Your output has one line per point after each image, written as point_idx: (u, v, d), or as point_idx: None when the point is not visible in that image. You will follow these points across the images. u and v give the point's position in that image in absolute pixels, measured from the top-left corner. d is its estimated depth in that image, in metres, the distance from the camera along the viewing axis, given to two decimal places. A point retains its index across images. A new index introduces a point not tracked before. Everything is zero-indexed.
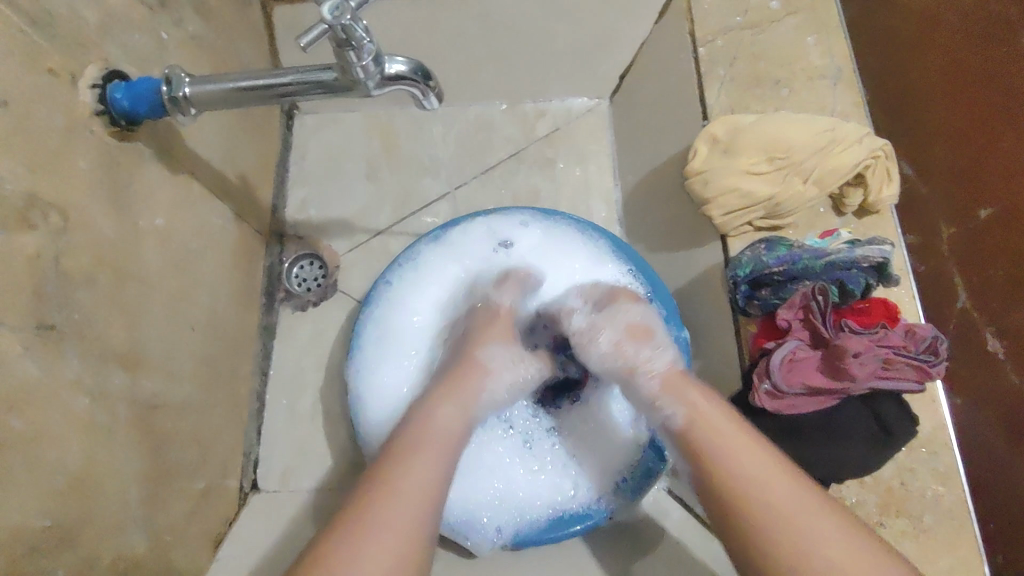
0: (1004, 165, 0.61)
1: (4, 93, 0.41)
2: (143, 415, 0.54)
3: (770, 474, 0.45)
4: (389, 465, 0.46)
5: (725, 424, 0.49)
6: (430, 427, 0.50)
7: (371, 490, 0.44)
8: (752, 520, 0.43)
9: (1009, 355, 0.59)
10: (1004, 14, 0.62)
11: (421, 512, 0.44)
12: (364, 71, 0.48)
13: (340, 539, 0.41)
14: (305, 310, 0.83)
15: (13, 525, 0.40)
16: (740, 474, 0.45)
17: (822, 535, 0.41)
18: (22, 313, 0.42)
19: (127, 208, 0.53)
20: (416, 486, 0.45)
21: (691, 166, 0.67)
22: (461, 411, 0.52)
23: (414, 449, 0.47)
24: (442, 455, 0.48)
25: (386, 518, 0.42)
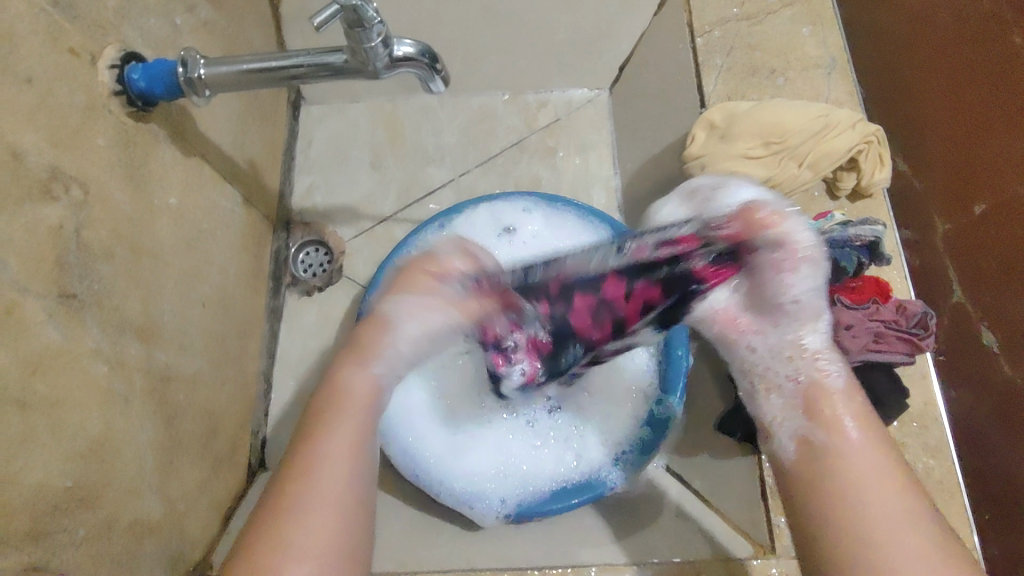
0: (994, 158, 0.64)
1: (29, 71, 0.42)
2: (156, 386, 0.56)
3: (881, 481, 0.41)
4: (310, 433, 0.39)
5: (846, 412, 0.45)
6: (343, 397, 0.41)
7: (296, 465, 0.38)
8: (850, 511, 0.40)
9: (1003, 344, 0.62)
10: (998, 12, 0.64)
11: (343, 493, 0.37)
12: (374, 52, 0.50)
13: (267, 524, 0.36)
14: (311, 295, 0.85)
15: (37, 483, 0.42)
16: (844, 466, 0.42)
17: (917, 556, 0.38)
18: (46, 282, 0.43)
19: (142, 186, 0.54)
20: (333, 460, 0.38)
21: (689, 152, 0.69)
22: (382, 374, 0.43)
23: (331, 420, 0.39)
24: (362, 423, 0.40)
25: (295, 517, 0.36)
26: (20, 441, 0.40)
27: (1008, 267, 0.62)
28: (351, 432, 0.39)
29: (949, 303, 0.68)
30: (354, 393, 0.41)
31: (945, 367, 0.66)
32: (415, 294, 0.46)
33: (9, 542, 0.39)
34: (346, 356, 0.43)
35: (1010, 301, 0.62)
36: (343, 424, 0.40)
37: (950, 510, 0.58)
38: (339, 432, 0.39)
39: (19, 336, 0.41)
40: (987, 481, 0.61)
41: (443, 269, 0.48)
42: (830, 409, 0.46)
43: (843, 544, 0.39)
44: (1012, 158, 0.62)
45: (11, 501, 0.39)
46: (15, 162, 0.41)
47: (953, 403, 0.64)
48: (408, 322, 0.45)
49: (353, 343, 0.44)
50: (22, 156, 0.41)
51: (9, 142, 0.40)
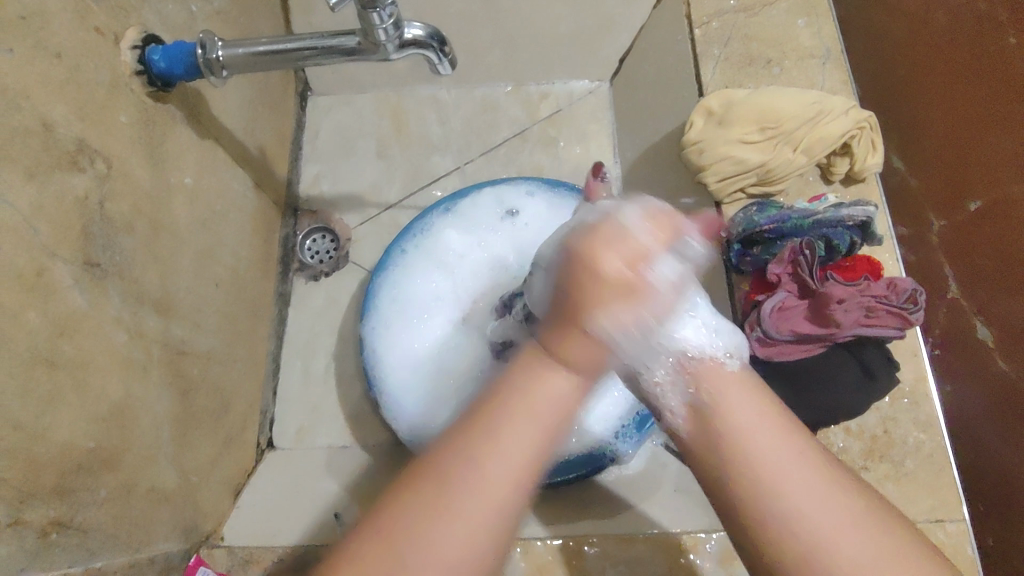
0: (993, 158, 0.65)
1: (59, 47, 0.45)
2: (173, 358, 0.57)
3: (768, 430, 0.42)
4: (477, 432, 0.41)
5: (726, 378, 0.46)
6: (541, 401, 0.42)
7: (455, 463, 0.39)
8: (752, 479, 0.40)
9: (998, 343, 0.65)
10: (991, 14, 0.65)
11: (499, 509, 0.39)
12: (385, 33, 0.52)
13: (412, 512, 0.38)
14: (318, 280, 0.87)
15: (64, 442, 0.43)
16: (731, 421, 0.43)
17: (818, 496, 0.39)
18: (72, 249, 0.45)
19: (161, 164, 0.57)
20: (509, 463, 0.40)
21: (687, 138, 0.71)
22: (579, 385, 0.44)
23: (500, 426, 0.40)
24: (544, 438, 0.41)
25: (436, 529, 0.38)
26: (48, 399, 0.42)
27: (1001, 264, 0.65)
28: (532, 441, 0.41)
29: (946, 300, 0.70)
30: (541, 396, 0.42)
31: (942, 362, 0.70)
32: (604, 309, 0.44)
33: (38, 496, 0.41)
34: (543, 356, 0.44)
35: (1002, 298, 0.64)
36: (518, 429, 0.41)
37: (944, 482, 0.60)
38: (525, 439, 0.40)
39: (48, 298, 0.43)
40: (987, 475, 0.65)
41: (637, 234, 0.45)
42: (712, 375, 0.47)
43: (753, 512, 0.40)
44: (1008, 161, 0.64)
45: (41, 456, 0.41)
46: (45, 132, 0.43)
47: (949, 399, 0.68)
48: (620, 334, 0.44)
49: (555, 340, 0.44)
50: (51, 127, 0.44)
51: (39, 114, 0.43)
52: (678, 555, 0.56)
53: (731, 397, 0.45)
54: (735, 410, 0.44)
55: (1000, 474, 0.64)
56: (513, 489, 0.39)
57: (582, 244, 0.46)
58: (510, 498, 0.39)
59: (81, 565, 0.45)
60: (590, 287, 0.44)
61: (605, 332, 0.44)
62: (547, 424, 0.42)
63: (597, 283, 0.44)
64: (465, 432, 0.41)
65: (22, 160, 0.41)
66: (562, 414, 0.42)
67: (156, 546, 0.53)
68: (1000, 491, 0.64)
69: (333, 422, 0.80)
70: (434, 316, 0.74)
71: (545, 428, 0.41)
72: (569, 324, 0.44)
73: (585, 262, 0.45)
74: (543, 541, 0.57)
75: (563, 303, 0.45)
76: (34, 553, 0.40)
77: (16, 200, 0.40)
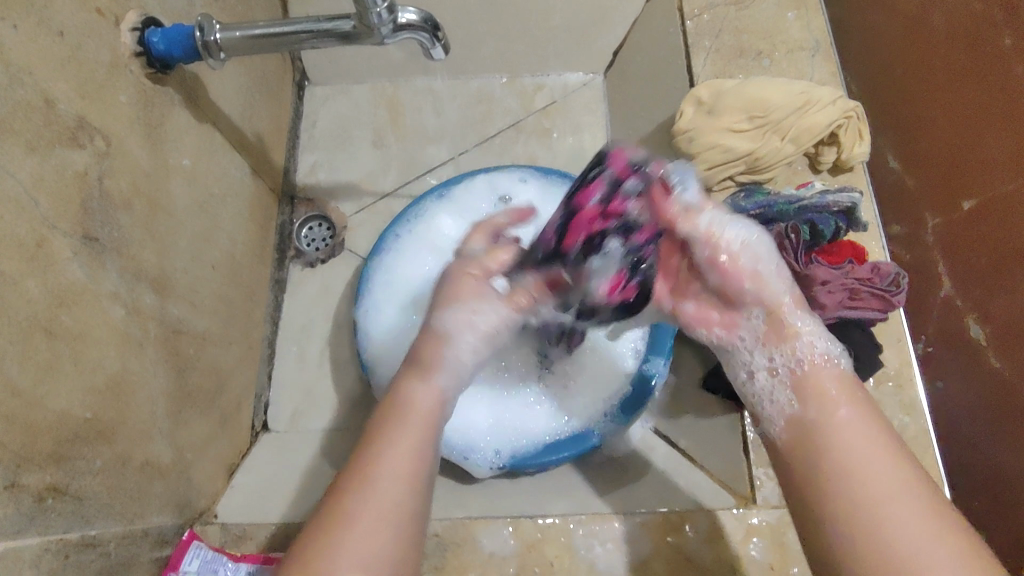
0: (981, 156, 0.68)
1: (61, 25, 0.46)
2: (169, 336, 0.58)
3: (880, 456, 0.40)
4: (366, 453, 0.42)
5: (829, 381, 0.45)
6: (412, 413, 0.44)
7: (345, 485, 0.40)
8: (850, 498, 0.39)
9: (991, 341, 0.66)
10: (986, 14, 0.67)
11: (401, 510, 0.40)
12: (379, 17, 0.53)
13: (322, 535, 0.39)
14: (314, 267, 0.88)
15: (60, 410, 0.44)
16: (838, 436, 0.41)
17: (930, 530, 0.37)
18: (72, 222, 0.46)
19: (160, 145, 0.58)
20: (393, 472, 0.41)
21: (677, 126, 0.72)
22: (445, 386, 0.47)
23: (384, 438, 0.42)
24: (427, 437, 0.44)
25: (347, 534, 0.38)
26: (46, 367, 0.43)
27: (996, 263, 0.65)
28: (411, 444, 0.42)
29: (938, 297, 0.71)
30: (418, 405, 0.45)
31: (934, 360, 0.70)
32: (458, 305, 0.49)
33: (36, 461, 0.42)
34: (408, 372, 0.47)
35: (997, 296, 0.65)
36: (401, 438, 0.43)
37: (926, 463, 0.60)
38: (404, 444, 0.42)
39: (47, 269, 0.44)
40: (977, 474, 0.66)
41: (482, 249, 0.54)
42: (814, 383, 0.45)
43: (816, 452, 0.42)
44: (997, 159, 0.66)
45: (39, 422, 0.42)
46: (46, 108, 0.44)
47: (943, 397, 0.68)
48: (452, 325, 0.49)
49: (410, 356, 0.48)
50: (53, 103, 0.45)
51: (42, 90, 0.44)
52: (665, 534, 0.57)
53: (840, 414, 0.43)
54: (845, 429, 0.42)
55: (987, 470, 0.65)
56: (409, 490, 0.41)
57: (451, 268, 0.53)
58: (408, 498, 0.40)
59: (76, 532, 0.45)
60: (446, 288, 0.51)
61: (450, 328, 0.49)
62: (430, 419, 0.45)
63: (463, 283, 0.51)
64: (353, 459, 0.42)
65: (22, 133, 0.42)
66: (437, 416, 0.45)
67: (150, 520, 0.54)
68: (992, 489, 0.65)
69: (325, 406, 0.81)
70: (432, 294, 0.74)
71: (425, 432, 0.44)
72: (420, 356, 0.48)
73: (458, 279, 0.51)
74: (535, 519, 0.58)
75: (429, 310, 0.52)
76: (31, 517, 0.41)
77: (18, 171, 0.41)
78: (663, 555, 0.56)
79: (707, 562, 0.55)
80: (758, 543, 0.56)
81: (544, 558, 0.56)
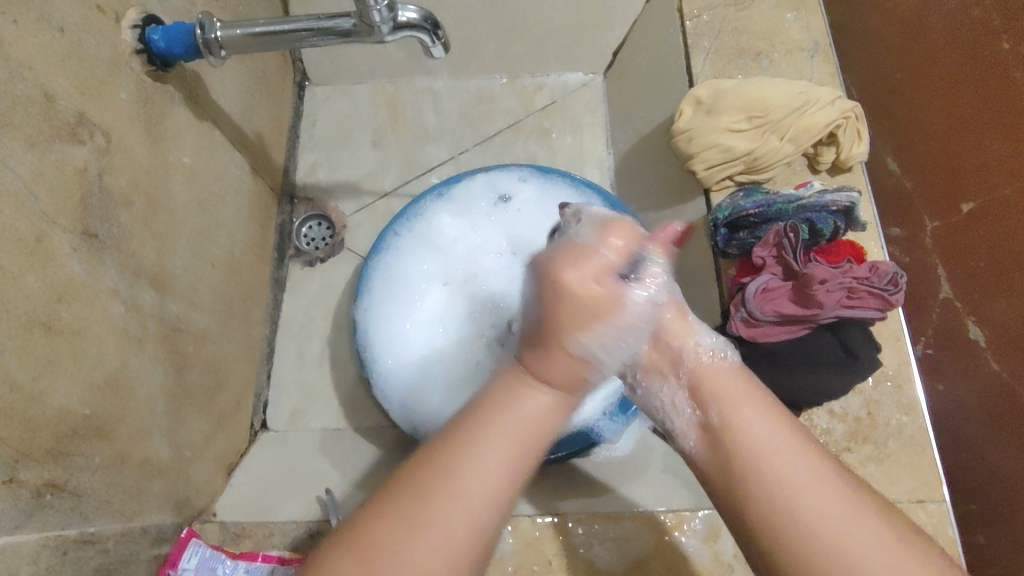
0: (979, 157, 0.68)
1: (62, 21, 0.46)
2: (168, 334, 0.58)
3: (786, 445, 0.42)
4: (454, 453, 0.40)
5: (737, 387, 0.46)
6: (515, 415, 0.42)
7: (437, 482, 0.39)
8: (767, 496, 0.40)
9: (990, 343, 0.66)
10: (986, 18, 0.68)
11: (485, 513, 0.39)
12: (379, 15, 0.53)
13: (394, 528, 0.38)
14: (313, 266, 0.88)
15: (59, 406, 0.44)
16: (745, 436, 0.43)
17: (840, 507, 0.39)
18: (71, 218, 0.46)
19: (160, 143, 0.58)
20: (482, 485, 0.39)
21: (677, 126, 0.73)
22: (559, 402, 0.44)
23: (481, 443, 0.40)
24: (526, 445, 0.41)
25: (425, 533, 0.38)
26: (45, 361, 0.43)
27: (996, 267, 0.66)
28: (505, 454, 0.40)
29: (939, 300, 0.71)
30: (517, 410, 0.42)
31: (931, 361, 0.69)
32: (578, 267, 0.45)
33: (34, 457, 0.42)
34: (521, 371, 0.44)
35: (997, 301, 0.65)
36: (496, 446, 0.40)
37: (926, 462, 0.60)
38: (497, 452, 0.40)
39: (46, 265, 0.44)
40: (976, 478, 0.66)
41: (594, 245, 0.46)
42: (711, 376, 0.48)
43: (745, 484, 0.42)
44: (996, 162, 0.66)
45: (38, 418, 0.42)
46: (46, 103, 0.44)
47: (940, 398, 0.68)
48: (599, 349, 0.45)
49: (533, 360, 0.44)
50: (53, 98, 0.45)
51: (42, 86, 0.44)
52: (664, 533, 0.56)
53: (744, 408, 0.45)
54: (751, 428, 0.43)
55: (988, 472, 0.65)
56: (492, 506, 0.39)
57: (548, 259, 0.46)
58: (490, 511, 0.39)
59: (74, 529, 0.45)
60: (558, 299, 0.44)
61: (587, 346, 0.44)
62: (523, 436, 0.41)
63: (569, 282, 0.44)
64: (436, 447, 0.41)
65: (23, 128, 0.42)
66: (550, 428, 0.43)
67: (149, 518, 0.54)
68: (997, 491, 0.65)
69: (324, 405, 0.81)
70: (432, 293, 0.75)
71: (521, 442, 0.41)
72: (543, 345, 0.44)
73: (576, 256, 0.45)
74: (533, 517, 0.58)
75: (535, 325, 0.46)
76: (28, 514, 0.41)
77: (18, 166, 0.41)
78: (662, 554, 0.56)
79: (706, 561, 0.55)
80: None
81: (542, 557, 0.56)
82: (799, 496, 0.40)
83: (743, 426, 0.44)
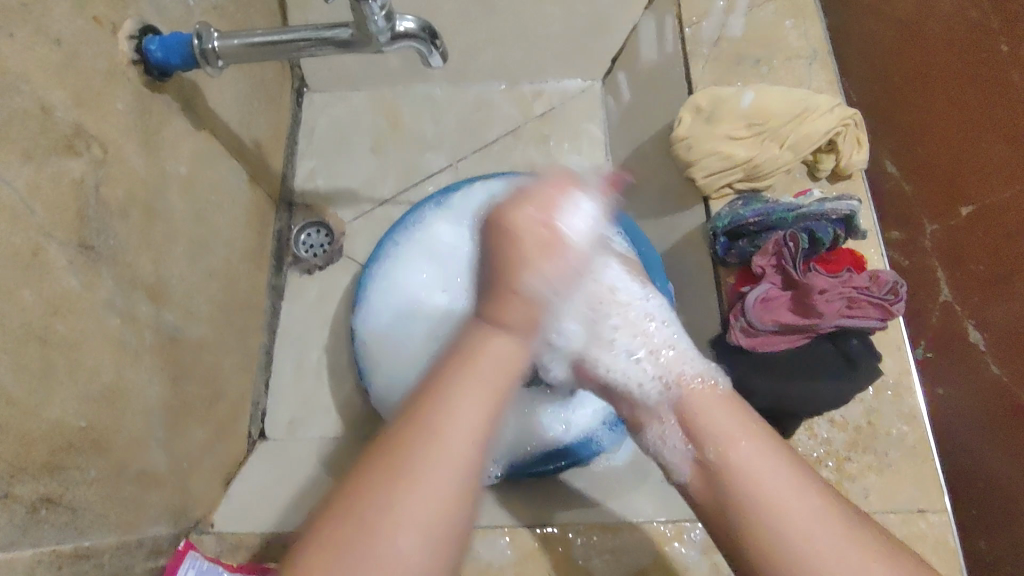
0: (979, 160, 0.68)
1: (58, 32, 0.46)
2: (165, 345, 0.58)
3: (784, 482, 0.43)
4: (436, 401, 0.41)
5: (708, 403, 0.49)
6: (485, 363, 0.43)
7: (421, 426, 0.40)
8: (771, 540, 0.41)
9: (990, 348, 0.66)
10: (984, 23, 0.68)
11: (457, 461, 0.40)
12: (377, 25, 0.53)
13: (377, 483, 0.39)
14: (312, 273, 0.88)
15: (55, 420, 0.44)
16: (755, 485, 0.43)
17: (828, 541, 0.40)
18: (67, 230, 0.46)
19: (157, 153, 0.58)
20: (461, 436, 0.40)
21: (676, 134, 0.72)
22: (520, 340, 0.46)
23: (456, 387, 0.42)
24: (495, 395, 0.43)
25: (413, 469, 0.39)
26: (40, 375, 0.43)
27: (995, 271, 0.66)
28: (479, 406, 0.42)
29: (938, 304, 0.70)
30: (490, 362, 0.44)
31: (931, 366, 0.69)
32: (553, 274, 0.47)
33: (28, 471, 0.41)
34: (487, 327, 0.46)
35: (997, 303, 0.65)
36: (466, 398, 0.42)
37: (927, 472, 0.60)
38: (475, 405, 0.42)
39: (42, 277, 0.44)
40: (975, 484, 0.66)
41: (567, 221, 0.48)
42: (701, 418, 0.48)
43: (745, 523, 0.42)
44: (998, 165, 0.66)
45: (33, 433, 0.42)
46: (42, 116, 0.44)
47: (939, 402, 0.67)
48: (545, 288, 0.47)
49: (489, 310, 0.46)
50: (49, 110, 0.45)
51: (38, 98, 0.44)
52: (663, 544, 0.56)
53: (737, 446, 0.45)
54: (748, 463, 0.44)
55: (986, 478, 0.65)
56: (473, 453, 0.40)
57: (504, 210, 0.49)
58: (470, 455, 0.40)
59: (70, 543, 0.45)
60: (506, 250, 0.47)
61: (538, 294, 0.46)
62: (502, 373, 0.44)
63: (525, 238, 0.47)
64: (422, 390, 0.43)
65: (18, 142, 0.42)
66: (510, 372, 0.44)
67: (146, 530, 0.54)
68: (994, 495, 0.65)
69: (322, 413, 0.81)
70: (430, 303, 0.75)
71: (493, 391, 0.43)
72: (506, 307, 0.46)
73: (517, 221, 0.47)
74: (532, 529, 0.58)
75: (495, 273, 0.48)
76: (23, 528, 0.41)
77: (14, 179, 0.41)
78: (660, 566, 0.55)
79: (703, 572, 0.55)
80: None
81: (541, 568, 0.56)
82: (787, 531, 0.41)
83: (739, 464, 0.44)
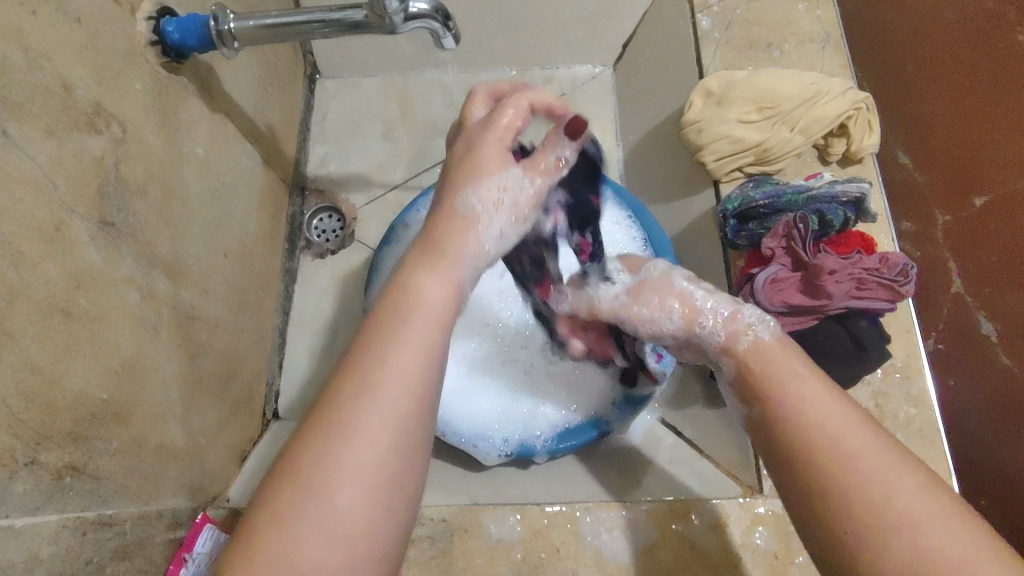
0: (998, 154, 0.66)
1: (78, 12, 0.47)
2: (182, 322, 0.59)
3: (862, 444, 0.36)
4: (362, 354, 0.37)
5: (779, 357, 0.42)
6: (418, 308, 0.39)
7: (339, 383, 0.36)
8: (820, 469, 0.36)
9: (1002, 339, 0.65)
10: (1002, 11, 0.67)
11: (394, 422, 0.36)
12: (390, 6, 0.54)
13: (308, 438, 0.35)
14: (324, 257, 0.89)
15: (79, 390, 0.45)
16: (804, 415, 0.38)
17: (889, 479, 0.35)
18: (89, 207, 0.47)
19: (173, 133, 0.58)
20: (393, 380, 0.36)
21: (687, 118, 0.73)
22: (456, 278, 0.41)
23: (389, 337, 0.38)
24: (426, 335, 0.38)
25: (337, 446, 0.34)
26: (64, 347, 0.44)
27: (1006, 263, 0.65)
28: (425, 340, 0.38)
29: (950, 294, 0.70)
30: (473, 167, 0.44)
31: (943, 357, 0.69)
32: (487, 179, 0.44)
33: (53, 440, 0.43)
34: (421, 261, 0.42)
35: (1007, 294, 0.65)
36: (407, 336, 0.38)
37: (935, 455, 0.60)
38: (413, 345, 0.37)
39: (65, 252, 0.45)
40: (988, 474, 0.65)
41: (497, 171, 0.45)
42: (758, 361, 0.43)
43: (793, 446, 0.38)
44: (1016, 156, 0.64)
45: (57, 402, 0.43)
46: (64, 93, 0.45)
47: (949, 392, 0.68)
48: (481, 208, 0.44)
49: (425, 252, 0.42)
50: (70, 88, 0.46)
51: (60, 76, 0.45)
52: (670, 522, 0.57)
53: (794, 386, 0.40)
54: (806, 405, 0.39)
55: (1002, 471, 0.64)
56: (418, 390, 0.37)
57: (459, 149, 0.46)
58: (403, 413, 0.36)
59: (93, 511, 0.46)
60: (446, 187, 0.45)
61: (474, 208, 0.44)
62: (436, 320, 0.39)
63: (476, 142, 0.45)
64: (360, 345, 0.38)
65: (42, 119, 0.43)
66: (442, 316, 0.39)
67: (164, 502, 0.55)
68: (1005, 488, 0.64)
69: None
70: None
71: (431, 329, 0.39)
72: (436, 245, 0.42)
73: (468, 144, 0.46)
74: (542, 506, 0.59)
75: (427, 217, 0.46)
76: (49, 494, 0.42)
77: (37, 154, 0.42)
78: (668, 543, 0.56)
79: (712, 550, 0.55)
80: (764, 532, 0.56)
81: (551, 544, 0.57)
82: (846, 464, 0.36)
83: (795, 399, 0.39)
